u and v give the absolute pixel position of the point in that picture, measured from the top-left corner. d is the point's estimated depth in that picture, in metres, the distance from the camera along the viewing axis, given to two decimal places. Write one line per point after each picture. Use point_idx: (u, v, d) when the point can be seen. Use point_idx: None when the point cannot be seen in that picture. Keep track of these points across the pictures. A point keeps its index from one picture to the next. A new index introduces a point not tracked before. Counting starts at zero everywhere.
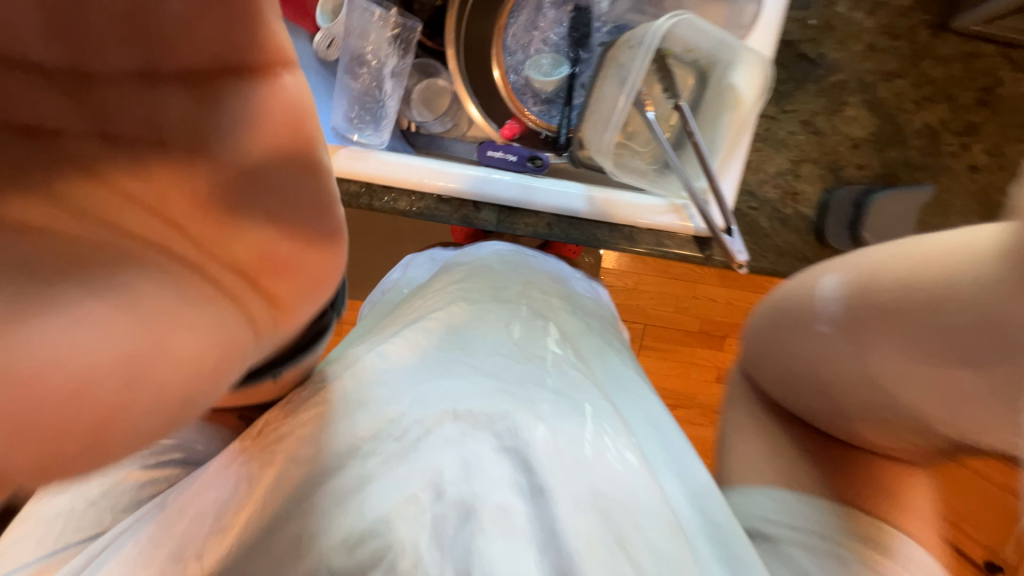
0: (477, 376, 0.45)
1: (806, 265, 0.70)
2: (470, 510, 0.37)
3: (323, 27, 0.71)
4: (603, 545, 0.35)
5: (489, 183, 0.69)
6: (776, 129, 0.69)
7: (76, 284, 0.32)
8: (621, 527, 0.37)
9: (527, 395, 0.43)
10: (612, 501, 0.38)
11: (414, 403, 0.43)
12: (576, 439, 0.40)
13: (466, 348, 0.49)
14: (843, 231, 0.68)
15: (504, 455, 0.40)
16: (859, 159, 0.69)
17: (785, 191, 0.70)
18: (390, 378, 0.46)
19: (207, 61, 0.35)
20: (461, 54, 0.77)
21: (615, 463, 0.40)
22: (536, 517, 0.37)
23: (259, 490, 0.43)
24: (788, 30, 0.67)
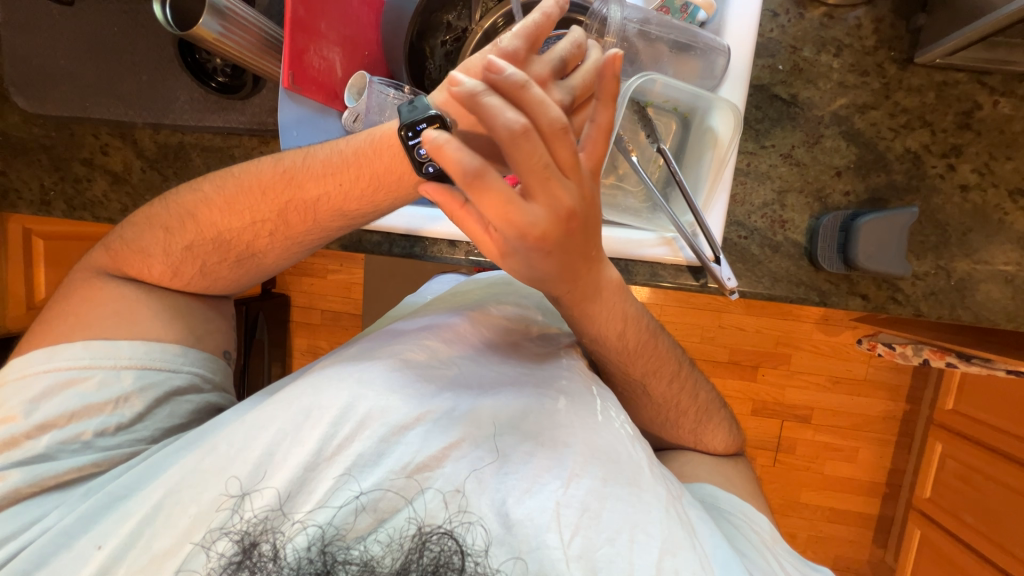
0: (494, 372, 0.61)
1: (802, 288, 0.74)
2: (500, 455, 0.53)
3: (349, 105, 0.74)
4: (612, 485, 0.52)
5: None
6: (758, 163, 0.73)
7: (306, 193, 0.58)
8: (631, 476, 0.54)
9: (545, 385, 0.61)
10: (620, 458, 0.55)
11: (447, 385, 0.57)
12: (590, 409, 0.59)
13: (490, 356, 0.63)
14: (834, 254, 0.71)
15: (529, 417, 0.56)
16: (844, 185, 0.72)
17: (774, 220, 0.74)
18: (416, 364, 0.57)
19: (519, 39, 0.51)
20: None
21: (620, 430, 0.58)
22: (563, 460, 0.53)
23: (276, 450, 0.51)
24: (759, 76, 0.73)
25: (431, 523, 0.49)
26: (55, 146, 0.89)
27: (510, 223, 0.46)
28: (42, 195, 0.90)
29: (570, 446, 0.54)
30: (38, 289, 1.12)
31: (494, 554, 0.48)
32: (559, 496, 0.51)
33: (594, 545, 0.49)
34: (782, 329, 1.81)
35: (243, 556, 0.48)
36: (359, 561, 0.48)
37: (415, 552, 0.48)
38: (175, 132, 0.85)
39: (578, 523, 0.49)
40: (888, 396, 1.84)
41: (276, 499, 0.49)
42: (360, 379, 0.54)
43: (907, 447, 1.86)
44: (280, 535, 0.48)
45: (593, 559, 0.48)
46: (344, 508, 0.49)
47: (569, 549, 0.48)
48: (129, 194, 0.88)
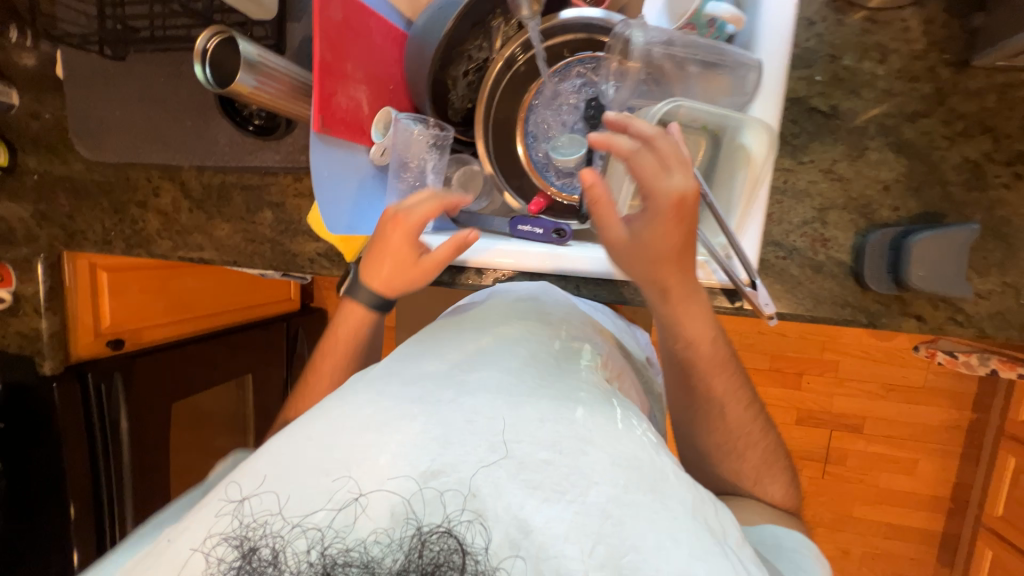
0: (512, 375, 0.57)
1: (848, 309, 0.70)
2: (519, 461, 0.48)
3: (376, 141, 0.77)
4: (635, 492, 0.47)
5: (525, 257, 0.78)
6: (795, 180, 0.70)
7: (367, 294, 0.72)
8: (653, 481, 0.49)
9: (563, 390, 0.56)
10: (642, 463, 0.50)
11: (464, 390, 0.54)
12: (612, 418, 0.54)
13: (507, 357, 0.60)
14: (884, 274, 0.67)
15: (546, 419, 0.52)
16: (893, 201, 0.67)
17: (815, 239, 0.70)
18: (439, 375, 0.56)
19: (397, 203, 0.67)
20: (488, 139, 0.82)
21: (642, 438, 0.54)
22: (580, 469, 0.48)
23: (291, 457, 0.50)
24: (794, 89, 0.69)
25: (431, 522, 0.46)
26: (113, 190, 0.96)
27: (663, 186, 0.52)
28: (104, 235, 0.98)
29: (587, 452, 0.49)
30: (104, 314, 1.18)
31: (494, 551, 0.45)
32: (577, 504, 0.46)
33: (618, 552, 0.44)
34: (826, 335, 1.72)
35: (242, 561, 0.46)
36: (359, 563, 0.44)
37: (415, 553, 0.45)
38: (217, 173, 0.90)
39: (600, 531, 0.45)
40: (950, 405, 1.71)
41: (276, 502, 0.48)
42: (378, 394, 0.54)
43: (975, 459, 1.72)
44: (280, 539, 0.46)
45: (618, 565, 0.44)
46: (344, 510, 0.47)
47: (590, 558, 0.44)
48: (178, 232, 0.94)
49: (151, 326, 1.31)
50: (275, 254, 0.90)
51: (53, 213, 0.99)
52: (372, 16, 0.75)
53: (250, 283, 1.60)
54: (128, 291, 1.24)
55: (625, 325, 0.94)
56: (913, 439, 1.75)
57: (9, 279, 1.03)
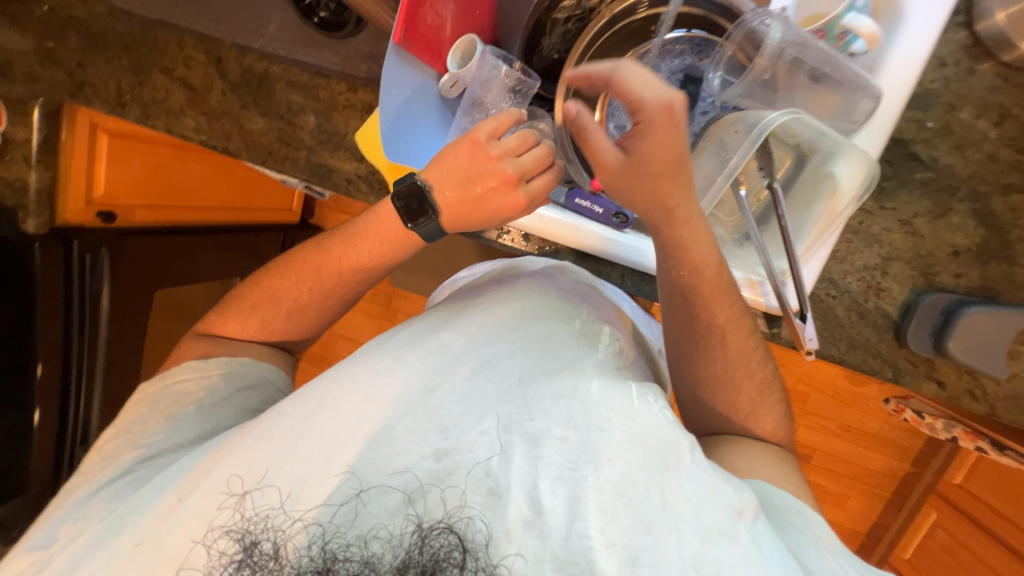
0: (538, 351, 0.55)
1: (878, 360, 0.70)
2: (532, 438, 0.48)
3: (451, 71, 0.70)
4: (644, 475, 0.46)
5: (578, 232, 0.75)
6: (871, 224, 0.68)
7: (354, 253, 0.64)
8: (665, 462, 0.47)
9: (570, 364, 0.54)
10: (658, 441, 0.48)
11: (487, 363, 0.52)
12: (626, 396, 0.51)
13: (529, 329, 0.57)
14: (925, 335, 0.66)
15: (561, 400, 0.50)
16: (957, 268, 0.67)
17: (870, 286, 0.69)
18: (462, 346, 0.54)
19: (515, 142, 0.58)
20: (569, 94, 0.75)
21: (658, 416, 0.50)
22: (592, 449, 0.47)
23: (287, 439, 0.48)
24: (902, 129, 0.66)
25: (431, 519, 0.44)
26: (137, 46, 0.85)
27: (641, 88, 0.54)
28: (118, 96, 0.87)
29: (604, 428, 0.48)
30: (97, 182, 1.08)
31: (495, 547, 0.43)
32: (593, 480, 0.45)
33: (630, 534, 0.44)
34: (807, 368, 1.79)
35: (244, 554, 0.45)
36: (359, 557, 0.43)
37: (416, 549, 0.43)
38: (262, 58, 0.81)
39: (615, 509, 0.45)
40: (894, 455, 1.84)
41: (276, 496, 0.46)
42: (395, 363, 0.52)
43: (899, 507, 1.87)
44: (280, 533, 0.45)
45: (630, 548, 0.43)
46: (345, 505, 0.45)
47: (602, 536, 0.44)
48: (204, 113, 0.85)
49: (146, 206, 1.20)
50: (309, 165, 0.83)
51: (59, 53, 0.87)
52: None
53: (253, 185, 1.49)
54: (125, 162, 1.13)
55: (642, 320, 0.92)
56: (852, 479, 1.88)
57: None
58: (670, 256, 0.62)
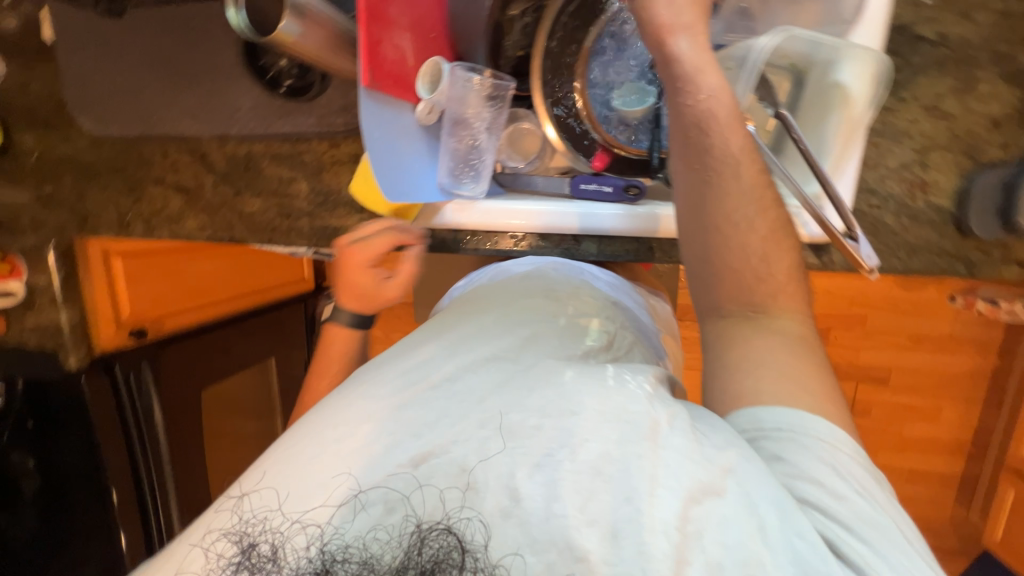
0: (523, 348, 0.53)
1: (945, 258, 0.66)
2: (506, 433, 0.44)
3: (426, 99, 0.70)
4: (629, 445, 0.42)
5: (590, 219, 0.73)
6: (895, 120, 0.64)
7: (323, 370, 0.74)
8: (646, 432, 0.43)
9: (546, 355, 0.52)
10: (631, 413, 0.44)
11: (465, 368, 0.50)
12: (599, 377, 0.47)
13: (507, 335, 0.54)
14: (990, 218, 0.62)
15: (539, 388, 0.46)
16: (1002, 138, 0.62)
17: (913, 184, 0.65)
18: (454, 357, 0.52)
19: (348, 241, 0.74)
20: (545, 87, 0.74)
21: (636, 392, 0.46)
22: (567, 433, 0.43)
23: (281, 447, 0.49)
24: (899, 15, 0.62)
25: (429, 519, 0.43)
26: (125, 167, 0.88)
27: None
28: (120, 217, 0.90)
29: (576, 413, 0.44)
30: (122, 304, 1.11)
31: (495, 547, 0.41)
32: (567, 464, 0.42)
33: (608, 507, 0.41)
34: (855, 289, 1.71)
35: (243, 557, 0.44)
36: (359, 560, 0.43)
37: (414, 549, 0.42)
38: (242, 142, 0.82)
39: (593, 488, 0.41)
40: (975, 352, 1.74)
41: (275, 499, 0.45)
42: (374, 383, 0.50)
43: (996, 405, 1.77)
44: (279, 535, 0.44)
45: (609, 522, 0.40)
46: (344, 506, 0.44)
47: (582, 512, 0.41)
48: (204, 210, 0.87)
49: (173, 313, 1.22)
50: (313, 229, 0.83)
51: (59, 197, 0.91)
52: None
53: (268, 265, 1.50)
54: (143, 279, 1.15)
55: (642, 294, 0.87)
56: (935, 388, 1.79)
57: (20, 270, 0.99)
58: (676, 76, 0.52)
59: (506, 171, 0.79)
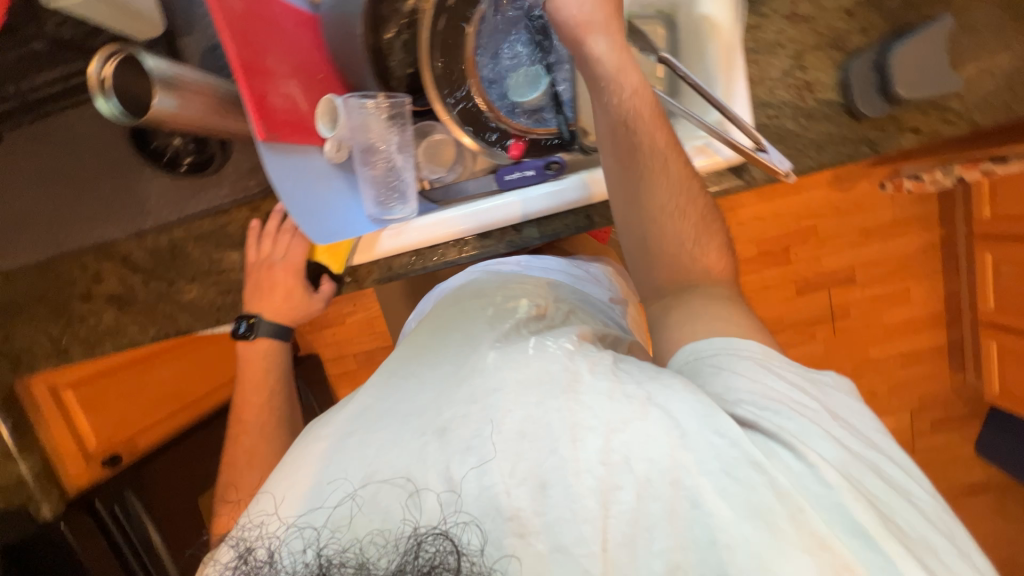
0: (458, 343, 0.53)
1: (850, 144, 0.70)
2: (438, 431, 0.45)
3: (329, 137, 0.69)
4: (549, 403, 0.45)
5: (523, 205, 0.74)
6: (764, 35, 0.68)
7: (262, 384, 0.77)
8: (566, 387, 0.46)
9: (477, 341, 0.53)
10: (552, 373, 0.47)
11: (408, 379, 0.51)
12: (522, 350, 0.50)
13: (441, 341, 0.55)
14: (874, 97, 0.66)
15: (473, 376, 0.48)
16: (859, 25, 0.68)
17: (799, 87, 0.69)
18: (404, 366, 0.54)
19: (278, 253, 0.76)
20: (444, 97, 0.76)
21: (555, 352, 0.50)
22: (492, 410, 0.45)
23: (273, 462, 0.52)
24: None
25: (426, 522, 0.42)
26: (45, 293, 0.83)
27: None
28: (54, 346, 0.85)
29: (498, 390, 0.46)
30: (87, 436, 1.05)
31: (490, 550, 0.41)
32: (494, 438, 0.44)
33: (540, 463, 0.43)
34: (797, 204, 1.80)
35: (241, 562, 0.45)
36: (354, 562, 0.41)
37: (410, 556, 0.40)
38: (161, 233, 0.79)
39: (522, 452, 0.43)
40: (920, 229, 1.84)
41: (271, 504, 0.48)
42: (337, 409, 0.53)
43: (955, 270, 1.87)
44: (275, 541, 0.45)
45: (541, 476, 0.42)
46: (339, 507, 0.44)
47: (512, 479, 0.42)
48: (141, 311, 0.83)
49: (143, 428, 1.16)
50: None
51: None
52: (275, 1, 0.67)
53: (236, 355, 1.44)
54: (105, 403, 1.10)
55: (580, 267, 0.89)
56: (899, 272, 1.88)
57: None
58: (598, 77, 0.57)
59: (436, 187, 0.81)
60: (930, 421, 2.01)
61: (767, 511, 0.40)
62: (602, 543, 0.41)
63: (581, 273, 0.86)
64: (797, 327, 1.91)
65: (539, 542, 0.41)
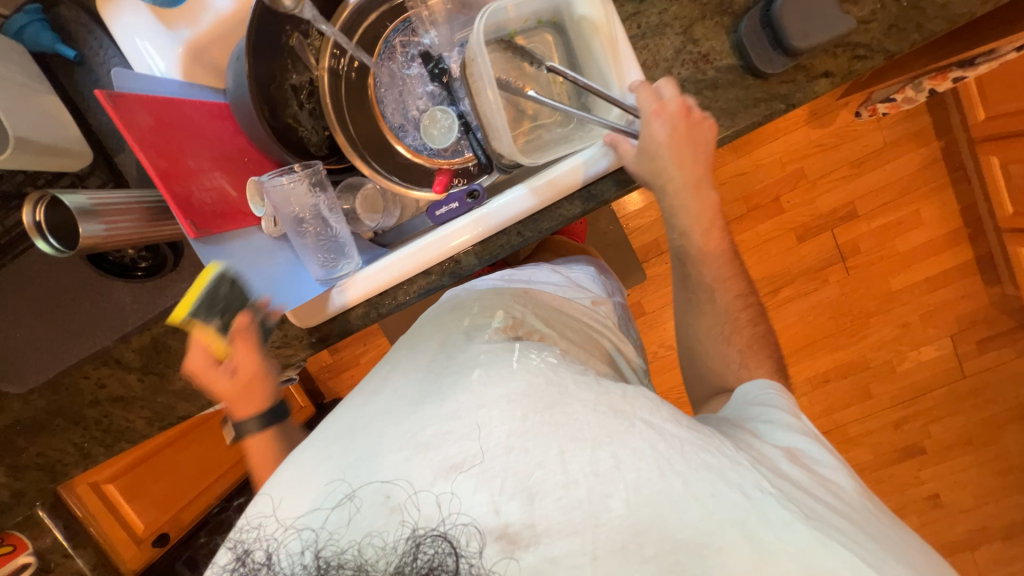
0: (443, 363, 0.53)
1: (762, 104, 0.68)
2: (427, 445, 0.46)
3: (260, 215, 0.75)
4: (534, 417, 0.47)
5: (460, 233, 0.74)
6: (647, 19, 0.68)
7: None
8: (550, 401, 0.48)
9: (464, 358, 0.53)
10: (541, 387, 0.49)
11: (404, 402, 0.50)
12: (507, 364, 0.50)
13: (416, 359, 0.56)
14: (772, 54, 0.65)
15: (472, 387, 0.49)
16: None
17: (695, 60, 0.68)
18: (394, 381, 0.54)
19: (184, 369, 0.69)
20: (364, 154, 0.80)
21: (539, 365, 0.51)
22: (478, 424, 0.46)
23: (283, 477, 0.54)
24: None
25: (423, 525, 0.44)
26: (61, 406, 0.91)
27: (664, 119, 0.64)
28: (79, 450, 0.93)
29: (482, 406, 0.47)
30: (136, 524, 1.18)
31: (488, 553, 0.43)
32: (483, 452, 0.45)
33: (526, 475, 0.45)
34: (777, 151, 1.74)
35: (239, 563, 0.48)
36: (353, 564, 0.44)
37: (409, 557, 0.43)
38: (143, 332, 0.86)
39: (510, 467, 0.45)
40: (918, 145, 1.73)
41: (269, 505, 0.50)
42: (338, 415, 0.54)
43: (966, 179, 1.75)
44: (273, 542, 0.47)
45: (528, 488, 0.44)
46: (337, 509, 0.46)
47: (502, 494, 0.44)
48: (145, 406, 0.90)
49: (183, 505, 1.27)
50: None
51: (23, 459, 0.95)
52: (184, 102, 0.72)
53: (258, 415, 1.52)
54: (140, 488, 1.19)
55: (560, 272, 0.86)
56: (905, 195, 1.77)
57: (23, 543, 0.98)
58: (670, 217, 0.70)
59: (384, 233, 0.82)
60: (975, 341, 1.88)
61: (756, 531, 0.44)
62: (591, 554, 0.43)
63: (555, 273, 0.84)
64: (805, 274, 1.84)
65: (529, 555, 0.43)
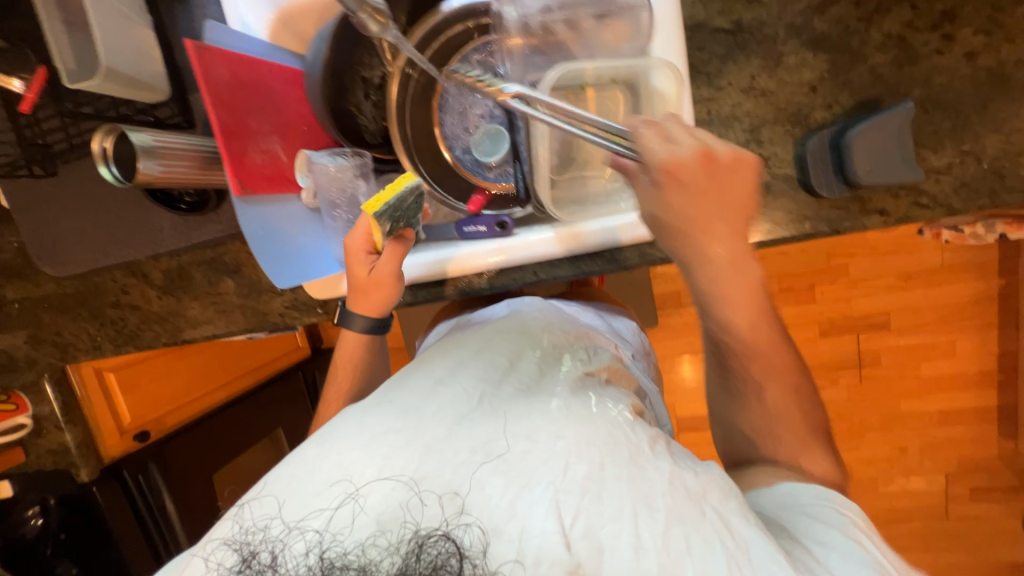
0: (518, 386, 0.53)
1: (807, 223, 0.66)
2: (501, 460, 0.45)
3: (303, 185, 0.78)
4: (611, 468, 0.45)
5: (543, 246, 0.74)
6: (720, 107, 0.67)
7: None
8: (629, 456, 0.46)
9: (541, 387, 0.53)
10: (616, 439, 0.47)
11: (482, 408, 0.49)
12: (585, 407, 0.50)
13: (486, 366, 0.55)
14: (831, 177, 0.63)
15: (555, 414, 0.48)
16: (824, 100, 0.65)
17: (755, 161, 0.67)
18: (466, 381, 0.53)
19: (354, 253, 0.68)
20: (412, 154, 0.81)
21: (617, 418, 0.50)
22: (555, 454, 0.45)
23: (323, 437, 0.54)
24: (692, 14, 0.66)
25: (430, 525, 0.41)
26: (87, 299, 0.99)
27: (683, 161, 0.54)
28: (92, 342, 1.02)
29: (560, 437, 0.46)
30: (123, 414, 1.24)
31: (496, 555, 0.40)
32: (556, 484, 0.43)
33: (597, 525, 0.42)
34: (829, 240, 1.68)
35: (241, 568, 0.42)
36: (357, 566, 0.40)
37: (411, 557, 0.39)
38: (172, 257, 0.92)
39: (580, 506, 0.42)
40: (976, 276, 1.65)
41: (274, 506, 0.44)
42: (384, 400, 0.51)
43: (1014, 324, 1.66)
44: (278, 544, 0.42)
45: (597, 538, 0.41)
46: (343, 509, 0.43)
47: (570, 532, 0.41)
48: (159, 323, 0.97)
49: (171, 410, 1.34)
50: (248, 317, 0.93)
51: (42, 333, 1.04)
52: (264, 63, 0.75)
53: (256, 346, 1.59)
54: (137, 384, 1.28)
55: (603, 318, 0.87)
56: (945, 322, 1.70)
57: (26, 405, 1.09)
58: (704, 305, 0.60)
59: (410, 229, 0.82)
60: (969, 486, 1.81)
61: None
62: None
63: (600, 319, 0.84)
64: (817, 369, 1.79)
65: None
